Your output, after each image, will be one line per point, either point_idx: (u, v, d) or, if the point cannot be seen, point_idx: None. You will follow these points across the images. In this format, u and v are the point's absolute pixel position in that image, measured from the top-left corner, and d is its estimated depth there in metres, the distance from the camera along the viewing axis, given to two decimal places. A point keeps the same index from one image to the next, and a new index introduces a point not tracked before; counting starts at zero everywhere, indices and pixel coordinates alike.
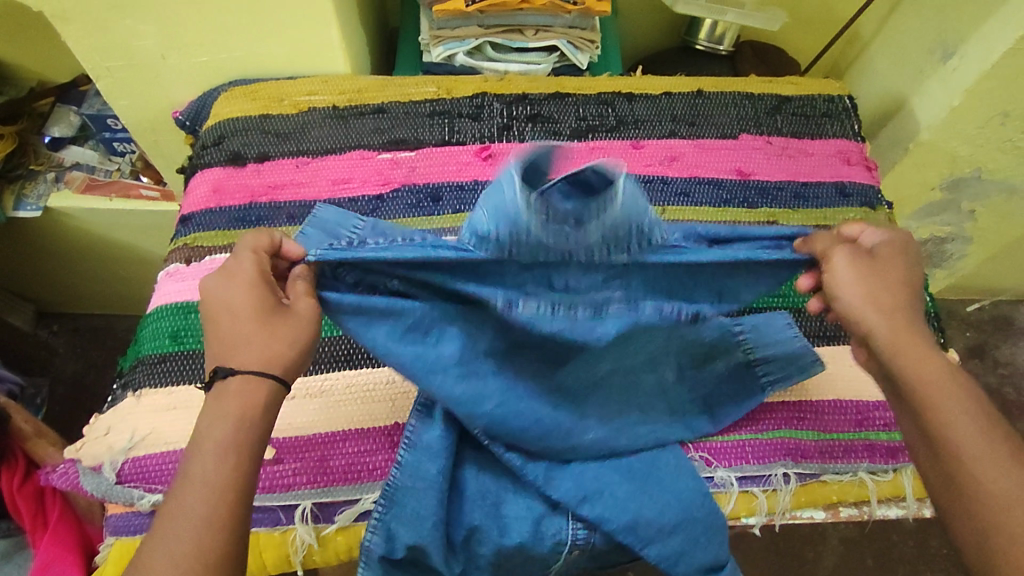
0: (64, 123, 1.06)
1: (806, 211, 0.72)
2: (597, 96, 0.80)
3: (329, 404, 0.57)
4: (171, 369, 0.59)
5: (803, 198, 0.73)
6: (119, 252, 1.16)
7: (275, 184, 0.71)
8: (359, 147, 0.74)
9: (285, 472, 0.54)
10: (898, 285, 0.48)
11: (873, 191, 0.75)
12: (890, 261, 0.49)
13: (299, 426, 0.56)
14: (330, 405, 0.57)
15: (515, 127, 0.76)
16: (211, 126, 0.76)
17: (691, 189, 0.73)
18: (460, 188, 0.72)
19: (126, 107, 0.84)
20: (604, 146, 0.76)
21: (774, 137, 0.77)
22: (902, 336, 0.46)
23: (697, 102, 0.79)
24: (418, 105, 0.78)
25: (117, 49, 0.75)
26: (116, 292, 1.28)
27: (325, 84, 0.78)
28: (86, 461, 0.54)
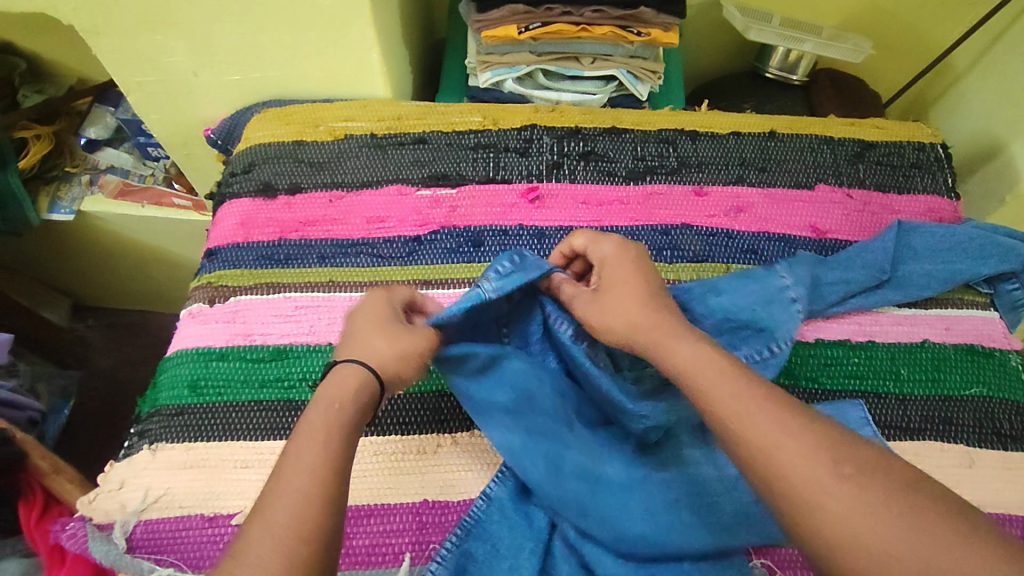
0: (99, 125, 1.07)
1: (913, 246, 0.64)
2: (657, 133, 0.72)
3: (265, 462, 0.55)
4: (188, 423, 0.57)
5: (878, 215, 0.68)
6: (144, 252, 1.15)
7: (306, 220, 0.66)
8: (396, 182, 0.68)
9: (358, 548, 0.51)
10: (630, 294, 0.51)
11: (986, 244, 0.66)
12: (615, 272, 0.54)
13: (218, 499, 0.53)
14: (267, 463, 0.55)
15: (565, 166, 0.70)
16: (242, 150, 0.71)
17: (760, 246, 0.66)
18: (503, 233, 0.66)
19: (157, 121, 0.80)
20: (662, 191, 0.69)
21: (855, 189, 0.69)
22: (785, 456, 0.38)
23: (769, 145, 0.72)
24: (463, 136, 0.71)
25: (149, 66, 0.72)
26: (173, 293, 1.29)
27: (363, 109, 0.73)
28: (96, 518, 0.53)
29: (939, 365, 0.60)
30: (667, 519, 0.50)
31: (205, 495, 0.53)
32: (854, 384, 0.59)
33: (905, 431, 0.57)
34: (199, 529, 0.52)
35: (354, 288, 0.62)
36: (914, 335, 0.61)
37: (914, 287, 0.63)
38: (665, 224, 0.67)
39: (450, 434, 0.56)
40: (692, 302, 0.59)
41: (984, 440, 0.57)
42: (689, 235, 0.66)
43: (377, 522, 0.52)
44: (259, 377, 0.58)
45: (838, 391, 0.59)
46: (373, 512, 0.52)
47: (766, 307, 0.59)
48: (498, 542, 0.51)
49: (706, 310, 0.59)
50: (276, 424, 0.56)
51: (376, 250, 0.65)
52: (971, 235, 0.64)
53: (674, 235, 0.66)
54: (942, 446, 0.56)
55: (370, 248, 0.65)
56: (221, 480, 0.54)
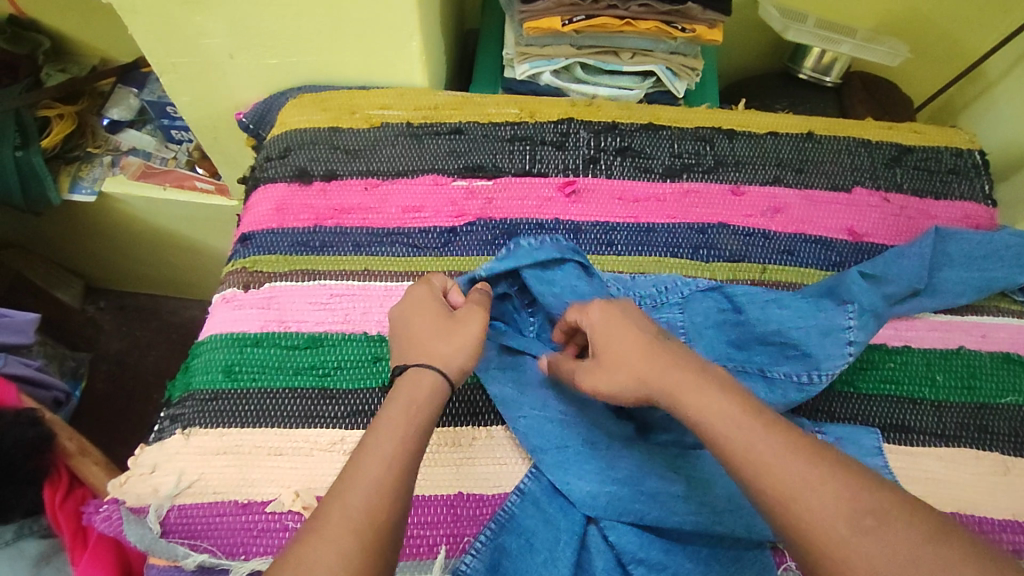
0: (123, 106, 1.07)
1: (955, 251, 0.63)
2: (694, 131, 0.72)
3: (299, 450, 0.54)
4: (221, 408, 0.56)
5: (914, 219, 0.68)
6: (162, 235, 1.15)
7: (341, 207, 0.66)
8: (432, 171, 0.68)
9: None
10: (630, 355, 0.48)
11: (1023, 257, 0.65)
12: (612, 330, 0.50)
13: (253, 485, 0.52)
14: (301, 451, 0.54)
15: (602, 161, 0.69)
16: (278, 135, 0.71)
17: (796, 247, 0.65)
18: (539, 226, 0.65)
19: (188, 103, 0.80)
20: (699, 189, 0.68)
21: (892, 193, 0.69)
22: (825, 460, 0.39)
23: (807, 146, 0.71)
24: (499, 128, 0.71)
25: (186, 47, 0.71)
26: (186, 279, 1.29)
27: (401, 97, 0.73)
28: (129, 502, 0.52)
29: (975, 372, 0.60)
30: (709, 522, 0.49)
31: (240, 481, 0.52)
32: (890, 389, 0.58)
33: (940, 438, 0.57)
34: (234, 515, 0.51)
35: (389, 278, 0.62)
36: (951, 341, 0.61)
37: (949, 294, 0.62)
38: (702, 222, 0.66)
39: (486, 428, 0.55)
40: (738, 312, 0.58)
41: (1020, 449, 0.57)
42: (725, 234, 0.66)
43: (413, 513, 0.51)
44: (294, 364, 0.57)
45: (873, 395, 0.58)
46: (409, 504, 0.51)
47: (818, 342, 0.56)
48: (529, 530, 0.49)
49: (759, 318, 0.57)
50: (311, 412, 0.55)
51: (411, 240, 0.64)
52: (1010, 242, 0.64)
53: (710, 234, 0.66)
54: (979, 454, 0.56)
55: (405, 237, 0.64)
56: (255, 466, 0.53)
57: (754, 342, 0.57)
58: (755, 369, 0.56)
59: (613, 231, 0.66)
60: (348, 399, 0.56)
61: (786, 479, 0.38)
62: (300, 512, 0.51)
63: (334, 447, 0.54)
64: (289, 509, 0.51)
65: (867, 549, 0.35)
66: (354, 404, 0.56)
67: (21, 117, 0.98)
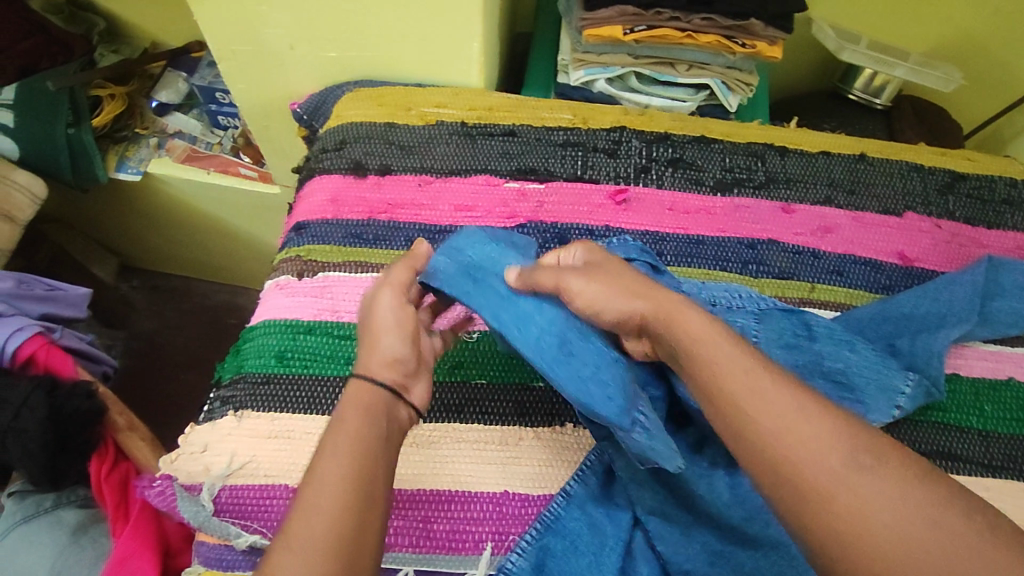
0: (172, 89, 1.07)
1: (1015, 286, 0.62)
2: (746, 146, 0.72)
3: None
4: (274, 392, 0.57)
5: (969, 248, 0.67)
6: (198, 218, 1.16)
7: (394, 202, 0.67)
8: (484, 172, 0.69)
9: (439, 533, 0.51)
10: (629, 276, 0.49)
11: None
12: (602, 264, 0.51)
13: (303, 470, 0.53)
14: None
15: (653, 171, 0.70)
16: (334, 127, 0.72)
17: (846, 268, 0.65)
18: (589, 232, 0.66)
19: (243, 90, 0.81)
20: (749, 205, 0.68)
21: (944, 220, 0.68)
22: (853, 442, 0.36)
23: (859, 168, 0.71)
24: (552, 132, 0.72)
25: (249, 36, 0.73)
26: (218, 262, 1.30)
27: (455, 97, 0.73)
28: (181, 479, 0.53)
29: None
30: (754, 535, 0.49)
31: (290, 465, 0.53)
32: (936, 415, 0.58)
33: (987, 468, 0.56)
34: (283, 499, 0.52)
35: None
36: (1000, 371, 0.61)
37: (1004, 327, 0.61)
38: (751, 238, 0.66)
39: (533, 429, 0.55)
40: (808, 338, 0.55)
41: None
42: (775, 251, 0.66)
43: (460, 508, 0.52)
44: (345, 354, 0.58)
45: (922, 422, 0.58)
46: (455, 498, 0.52)
47: (873, 393, 0.54)
48: (573, 533, 0.50)
49: (827, 349, 0.55)
50: None
51: None
52: None
53: (760, 250, 0.66)
54: None
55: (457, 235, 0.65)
56: (306, 452, 0.54)
57: (816, 374, 0.54)
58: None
59: (663, 241, 0.66)
60: None
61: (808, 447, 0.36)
62: None
63: None
64: None
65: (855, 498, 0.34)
66: None
67: (74, 95, 1.00)
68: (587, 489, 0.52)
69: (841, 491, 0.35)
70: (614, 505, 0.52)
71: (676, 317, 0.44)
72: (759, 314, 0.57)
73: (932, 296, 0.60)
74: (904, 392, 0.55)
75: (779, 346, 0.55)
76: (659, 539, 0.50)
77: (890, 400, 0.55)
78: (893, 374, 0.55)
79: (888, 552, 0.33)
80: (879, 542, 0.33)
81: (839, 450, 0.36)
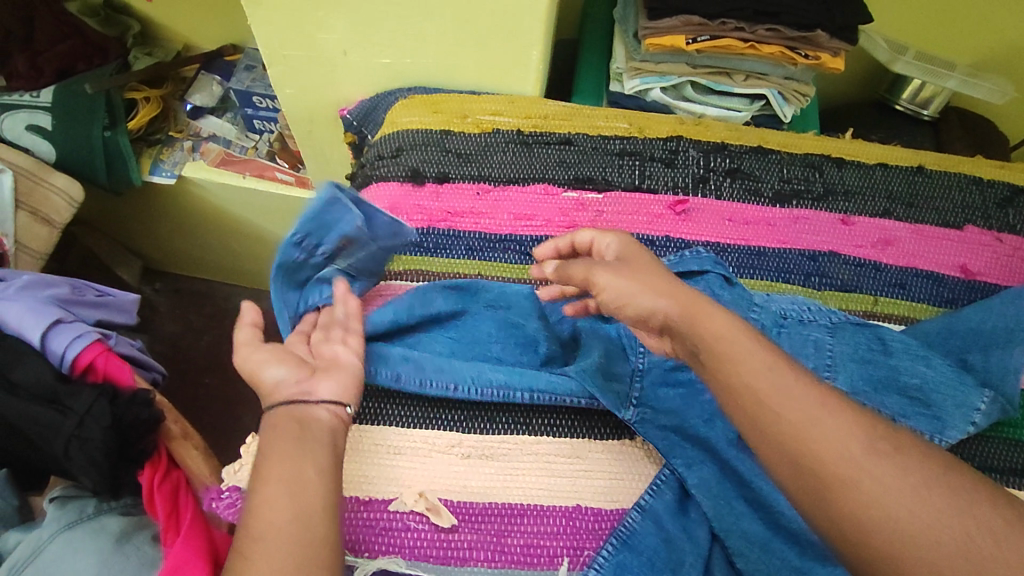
0: (206, 92, 1.08)
1: None
2: (804, 158, 0.72)
3: (417, 450, 0.53)
4: None
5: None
6: (227, 222, 1.15)
7: (453, 210, 0.66)
8: (542, 181, 0.68)
9: (515, 547, 0.49)
10: (658, 272, 0.46)
11: None
12: (634, 258, 0.48)
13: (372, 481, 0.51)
14: (418, 452, 0.53)
15: (712, 181, 0.69)
16: (389, 134, 0.71)
17: (908, 281, 0.65)
18: (650, 243, 0.65)
19: (290, 95, 0.81)
20: (809, 216, 0.68)
21: (1005, 234, 0.68)
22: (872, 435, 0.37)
23: (917, 180, 0.71)
24: (608, 141, 0.71)
25: (304, 41, 0.72)
26: (243, 266, 1.29)
27: (511, 105, 0.73)
28: (249, 490, 0.52)
29: None
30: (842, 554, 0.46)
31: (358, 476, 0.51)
32: (1009, 432, 0.58)
33: None
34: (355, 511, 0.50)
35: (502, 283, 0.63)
36: None
37: None
38: (812, 250, 0.66)
39: (602, 441, 0.54)
40: (882, 353, 0.55)
41: None
42: (836, 263, 0.65)
43: (533, 522, 0.50)
44: None
45: (995, 439, 0.57)
46: (527, 512, 0.51)
47: (951, 410, 0.53)
48: (649, 546, 0.48)
49: (902, 364, 0.54)
50: (428, 412, 0.54)
51: (524, 248, 0.64)
52: None
53: (822, 262, 0.65)
54: None
55: (517, 245, 0.64)
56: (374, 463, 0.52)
57: (894, 391, 0.54)
58: (888, 415, 0.53)
59: (724, 252, 0.65)
60: (466, 405, 0.55)
61: (827, 445, 0.37)
62: (423, 513, 0.50)
63: (453, 449, 0.53)
64: (412, 510, 0.50)
65: (881, 496, 0.35)
66: (471, 410, 0.55)
67: (111, 98, 0.99)
68: (662, 501, 0.50)
69: (848, 481, 0.36)
70: (691, 521, 0.49)
71: (700, 319, 0.43)
72: (832, 327, 0.57)
73: (1003, 309, 0.59)
74: (980, 408, 0.53)
75: (852, 362, 0.55)
76: (743, 557, 0.47)
77: (967, 417, 0.53)
78: (969, 391, 0.54)
79: (906, 541, 0.34)
80: (912, 532, 0.35)
81: (861, 447, 0.37)
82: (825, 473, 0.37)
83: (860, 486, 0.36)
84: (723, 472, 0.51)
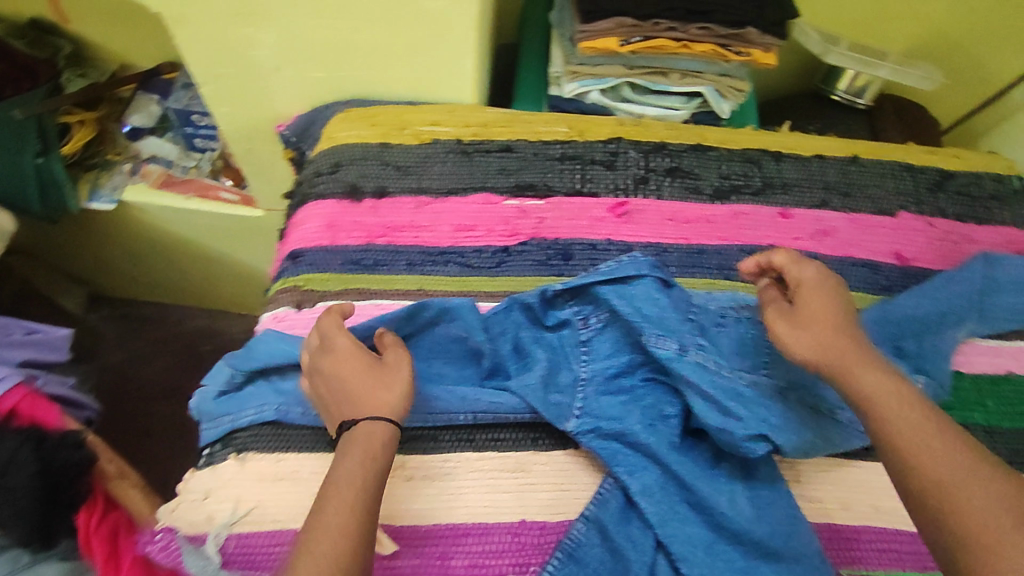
0: (144, 113, 1.04)
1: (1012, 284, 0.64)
2: (742, 153, 0.72)
3: None
4: (278, 432, 0.54)
5: (959, 244, 0.69)
6: (174, 244, 1.12)
7: (393, 225, 0.65)
8: (483, 190, 0.67)
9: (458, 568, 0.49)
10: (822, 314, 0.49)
11: None
12: (811, 301, 0.50)
13: None
14: None
15: (652, 181, 0.69)
16: (326, 150, 0.69)
17: (846, 271, 0.66)
18: (592, 247, 0.65)
19: (226, 114, 0.79)
20: (749, 211, 0.69)
21: (936, 219, 0.70)
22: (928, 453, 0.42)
23: (852, 169, 0.72)
24: (549, 146, 0.71)
25: (233, 58, 0.70)
26: (196, 288, 1.26)
27: (449, 114, 0.72)
28: (185, 529, 0.51)
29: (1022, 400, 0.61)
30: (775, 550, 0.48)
31: (299, 508, 0.51)
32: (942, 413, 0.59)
33: None
34: None
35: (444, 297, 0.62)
36: (1000, 366, 0.62)
37: (1005, 322, 0.63)
38: (753, 245, 0.66)
39: (546, 453, 0.54)
40: None
41: None
42: None
43: (477, 541, 0.50)
44: None
45: None
46: (471, 532, 0.51)
47: None
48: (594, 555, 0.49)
49: None
50: None
51: (466, 260, 0.64)
52: None
53: (762, 257, 0.66)
54: None
55: (459, 257, 0.64)
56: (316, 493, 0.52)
57: None
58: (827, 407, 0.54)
59: (666, 252, 0.65)
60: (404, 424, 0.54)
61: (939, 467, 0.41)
62: None
63: (394, 472, 0.52)
64: None
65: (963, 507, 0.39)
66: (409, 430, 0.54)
67: (43, 124, 0.94)
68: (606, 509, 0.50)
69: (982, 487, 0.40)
70: (634, 530, 0.50)
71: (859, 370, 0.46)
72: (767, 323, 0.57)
73: (937, 296, 0.61)
74: None
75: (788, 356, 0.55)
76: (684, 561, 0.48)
77: None
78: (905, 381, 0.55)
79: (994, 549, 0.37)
80: (982, 535, 0.38)
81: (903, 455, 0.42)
82: (938, 489, 0.40)
83: (963, 501, 0.39)
84: (666, 476, 0.50)
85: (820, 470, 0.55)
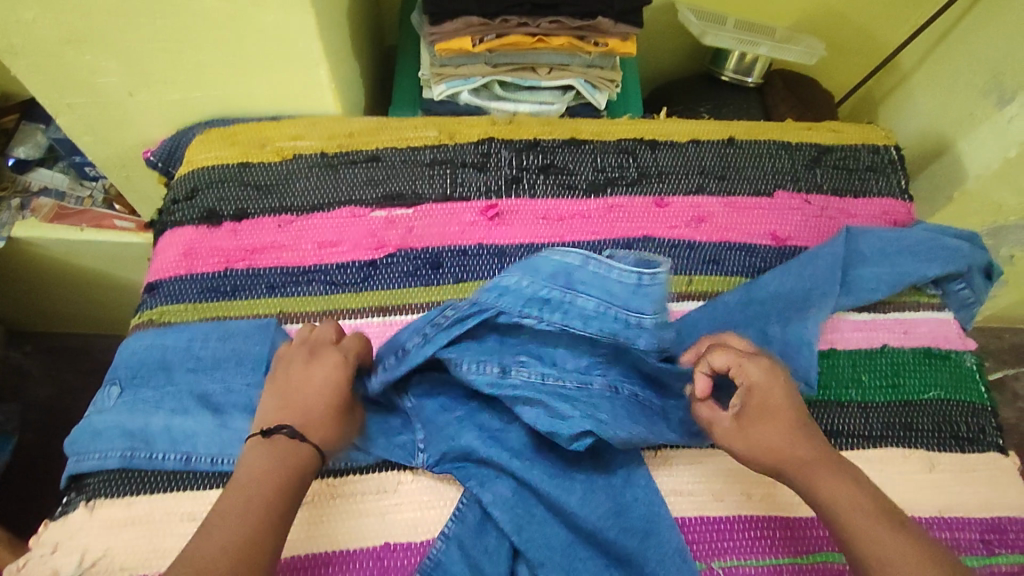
0: (30, 144, 1.01)
1: (879, 256, 0.64)
2: (617, 143, 0.71)
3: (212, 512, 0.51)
4: (129, 474, 0.52)
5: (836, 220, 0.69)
6: (80, 276, 1.08)
7: (254, 247, 0.63)
8: (348, 203, 0.65)
9: None
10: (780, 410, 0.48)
11: (961, 254, 0.65)
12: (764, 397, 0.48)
13: (165, 554, 0.49)
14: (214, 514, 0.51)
15: (525, 180, 0.68)
16: (185, 174, 0.67)
17: (721, 256, 0.65)
18: (463, 253, 0.64)
19: (90, 143, 0.75)
20: (623, 203, 0.67)
21: (812, 194, 0.69)
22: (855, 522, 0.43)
23: (728, 152, 0.72)
24: (418, 152, 0.69)
25: (78, 87, 0.67)
26: (116, 316, 1.23)
27: (313, 127, 0.70)
28: None
29: (897, 370, 0.61)
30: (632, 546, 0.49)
31: (150, 552, 0.49)
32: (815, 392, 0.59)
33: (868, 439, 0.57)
34: None
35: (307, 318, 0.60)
36: (874, 340, 0.62)
37: (874, 296, 0.63)
38: (627, 237, 0.65)
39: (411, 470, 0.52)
40: None
41: (942, 444, 0.58)
42: (651, 247, 0.65)
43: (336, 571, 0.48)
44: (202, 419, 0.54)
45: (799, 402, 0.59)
46: (331, 560, 0.49)
47: None
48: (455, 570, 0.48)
49: None
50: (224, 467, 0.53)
51: (330, 277, 0.62)
52: (924, 237, 0.65)
53: (636, 249, 0.65)
54: (904, 452, 0.57)
55: (323, 274, 0.62)
56: (168, 534, 0.50)
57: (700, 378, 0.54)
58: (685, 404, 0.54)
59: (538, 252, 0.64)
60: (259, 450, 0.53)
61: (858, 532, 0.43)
62: None
63: None
64: None
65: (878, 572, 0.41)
66: None
67: None
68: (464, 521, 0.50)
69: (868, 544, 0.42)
70: (490, 540, 0.49)
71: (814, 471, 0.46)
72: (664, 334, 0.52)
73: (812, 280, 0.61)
74: None
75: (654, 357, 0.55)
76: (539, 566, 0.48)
77: None
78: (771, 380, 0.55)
79: None
80: None
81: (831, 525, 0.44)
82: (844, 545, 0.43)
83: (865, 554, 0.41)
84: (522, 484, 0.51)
85: (691, 462, 0.54)
